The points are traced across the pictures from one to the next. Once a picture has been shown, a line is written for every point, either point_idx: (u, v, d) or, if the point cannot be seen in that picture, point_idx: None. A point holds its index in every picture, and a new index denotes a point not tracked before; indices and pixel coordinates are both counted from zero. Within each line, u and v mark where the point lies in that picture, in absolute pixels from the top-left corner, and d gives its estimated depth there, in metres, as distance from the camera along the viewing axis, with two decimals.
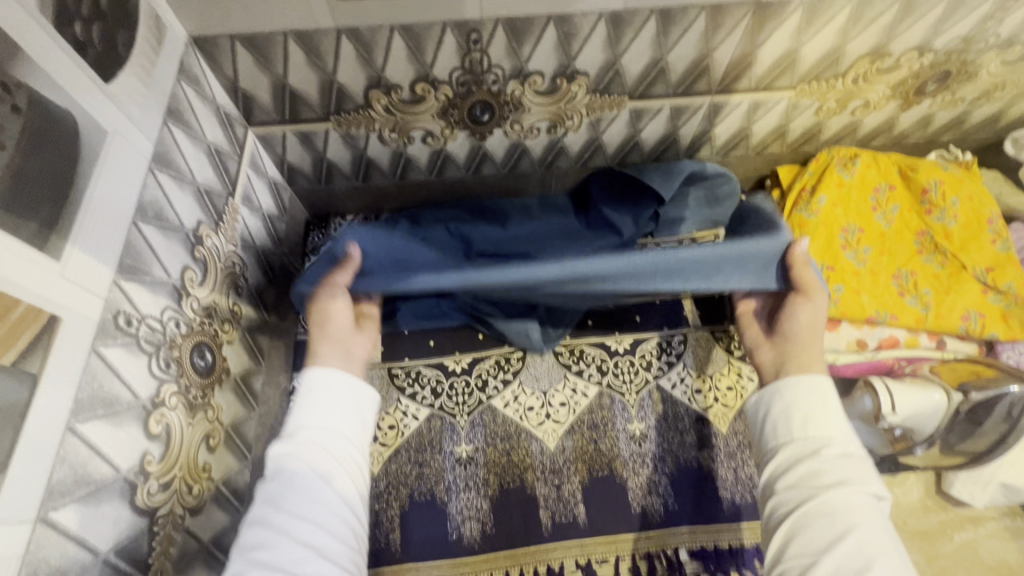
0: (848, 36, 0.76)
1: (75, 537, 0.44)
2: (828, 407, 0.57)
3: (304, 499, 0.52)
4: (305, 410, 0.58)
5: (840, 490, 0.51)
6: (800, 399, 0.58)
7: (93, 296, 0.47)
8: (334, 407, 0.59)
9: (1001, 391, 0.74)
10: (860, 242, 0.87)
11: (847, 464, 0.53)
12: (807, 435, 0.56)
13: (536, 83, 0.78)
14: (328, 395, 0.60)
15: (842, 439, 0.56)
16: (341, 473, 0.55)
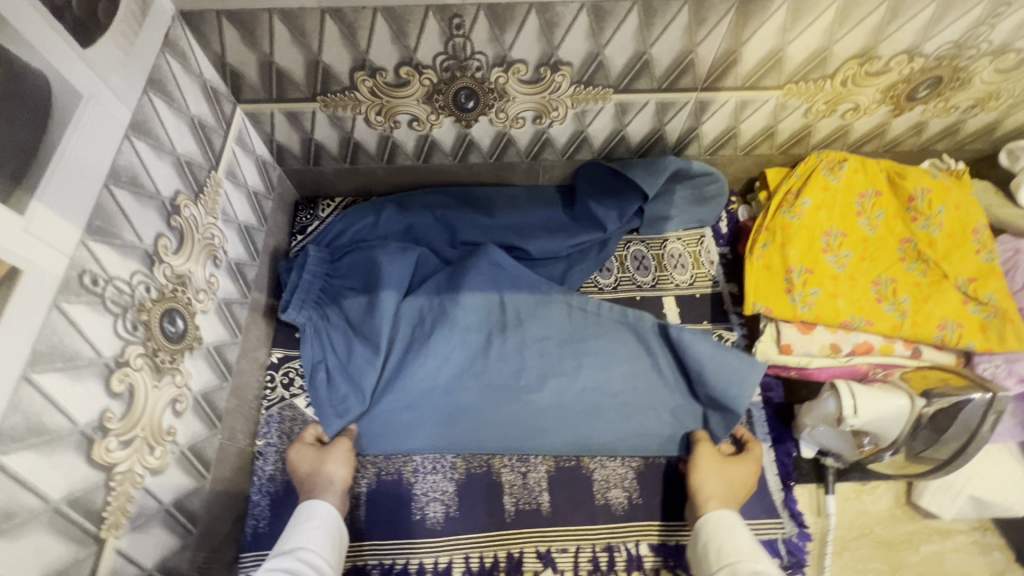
0: (835, 37, 0.75)
1: (26, 482, 0.46)
2: (737, 536, 0.69)
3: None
4: (287, 542, 0.71)
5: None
6: (716, 537, 0.70)
7: (57, 253, 0.49)
8: (312, 533, 0.72)
9: (963, 398, 0.72)
10: (842, 247, 0.86)
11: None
12: (728, 563, 0.67)
13: (520, 71, 0.79)
14: (308, 524, 0.73)
15: (756, 560, 0.66)
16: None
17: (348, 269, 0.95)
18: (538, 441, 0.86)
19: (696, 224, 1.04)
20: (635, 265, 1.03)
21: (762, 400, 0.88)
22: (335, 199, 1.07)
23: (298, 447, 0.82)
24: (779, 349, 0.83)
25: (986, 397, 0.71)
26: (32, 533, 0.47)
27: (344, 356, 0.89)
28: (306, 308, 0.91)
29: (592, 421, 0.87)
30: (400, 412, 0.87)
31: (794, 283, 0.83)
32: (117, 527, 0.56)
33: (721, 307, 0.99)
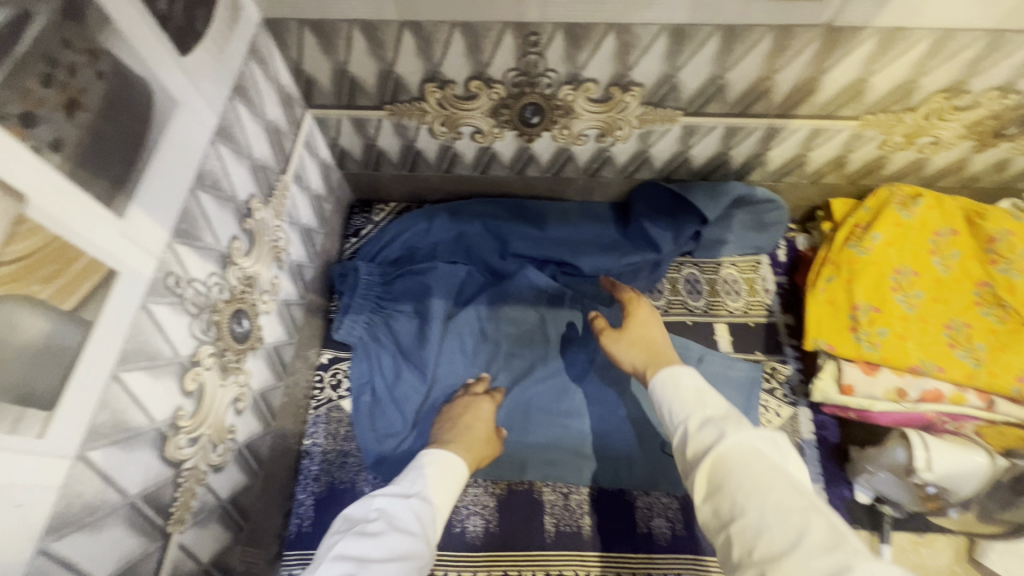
0: (924, 70, 0.72)
1: (107, 477, 0.47)
2: (681, 386, 0.64)
3: (394, 540, 0.61)
4: (417, 479, 0.70)
5: (719, 455, 0.55)
6: (664, 395, 0.65)
7: (147, 255, 0.50)
8: (440, 484, 0.71)
9: None
10: (913, 286, 0.82)
11: (710, 426, 0.58)
12: (681, 417, 0.61)
13: (590, 90, 0.78)
14: (440, 472, 0.72)
15: (703, 407, 0.61)
16: (427, 541, 0.64)
17: (399, 292, 0.96)
18: (576, 472, 0.86)
19: (752, 251, 1.01)
20: (687, 289, 1.01)
21: (816, 438, 0.86)
22: (389, 204, 1.08)
23: (485, 401, 0.85)
24: (840, 389, 0.80)
25: None
26: (111, 527, 0.48)
27: (391, 381, 0.91)
28: (358, 324, 0.92)
29: (631, 449, 0.87)
30: None
31: (859, 321, 0.80)
32: (181, 522, 0.58)
33: (775, 338, 0.96)
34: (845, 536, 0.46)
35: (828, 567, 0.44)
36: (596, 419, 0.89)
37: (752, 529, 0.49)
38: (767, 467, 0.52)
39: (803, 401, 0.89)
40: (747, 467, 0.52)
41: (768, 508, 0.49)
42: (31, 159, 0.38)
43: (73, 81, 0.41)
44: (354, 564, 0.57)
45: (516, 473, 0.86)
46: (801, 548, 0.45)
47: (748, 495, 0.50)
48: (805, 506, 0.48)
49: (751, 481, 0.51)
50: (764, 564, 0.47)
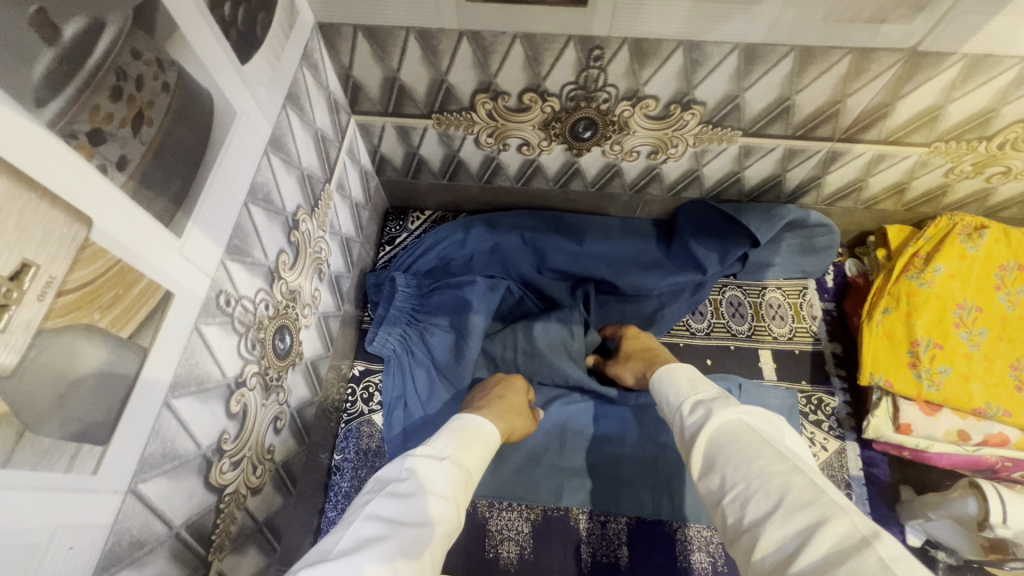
0: (1007, 98, 0.68)
1: (156, 509, 0.45)
2: (677, 377, 0.66)
3: (425, 504, 0.54)
4: (445, 442, 0.63)
5: (709, 432, 0.54)
6: (664, 387, 0.67)
7: (201, 274, 0.48)
8: (467, 448, 0.64)
9: None
10: (976, 323, 0.79)
11: (701, 408, 0.58)
12: (677, 404, 0.62)
13: (648, 106, 0.75)
14: (468, 437, 0.66)
15: (696, 393, 0.62)
16: (456, 507, 0.58)
17: (435, 305, 0.92)
18: (614, 500, 0.83)
19: (798, 275, 0.98)
20: (730, 312, 0.98)
21: (865, 475, 0.83)
22: (425, 212, 1.06)
23: (519, 380, 0.84)
24: (896, 428, 0.77)
25: None
26: (157, 560, 0.46)
27: (424, 397, 0.87)
28: (392, 337, 0.90)
29: (672, 481, 0.84)
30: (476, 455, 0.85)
31: (920, 358, 0.77)
32: (220, 549, 0.55)
33: (822, 368, 0.92)
34: (828, 493, 0.44)
35: (806, 522, 0.42)
36: (636, 446, 0.86)
37: (740, 498, 0.47)
38: (754, 437, 0.51)
39: (851, 435, 0.85)
40: (734, 439, 0.52)
41: (751, 474, 0.48)
42: (96, 180, 0.35)
43: (140, 95, 0.39)
44: (388, 526, 0.51)
45: (552, 498, 0.84)
46: (781, 506, 0.44)
47: (735, 467, 0.49)
48: (788, 469, 0.47)
49: (737, 452, 0.50)
50: (753, 529, 0.45)
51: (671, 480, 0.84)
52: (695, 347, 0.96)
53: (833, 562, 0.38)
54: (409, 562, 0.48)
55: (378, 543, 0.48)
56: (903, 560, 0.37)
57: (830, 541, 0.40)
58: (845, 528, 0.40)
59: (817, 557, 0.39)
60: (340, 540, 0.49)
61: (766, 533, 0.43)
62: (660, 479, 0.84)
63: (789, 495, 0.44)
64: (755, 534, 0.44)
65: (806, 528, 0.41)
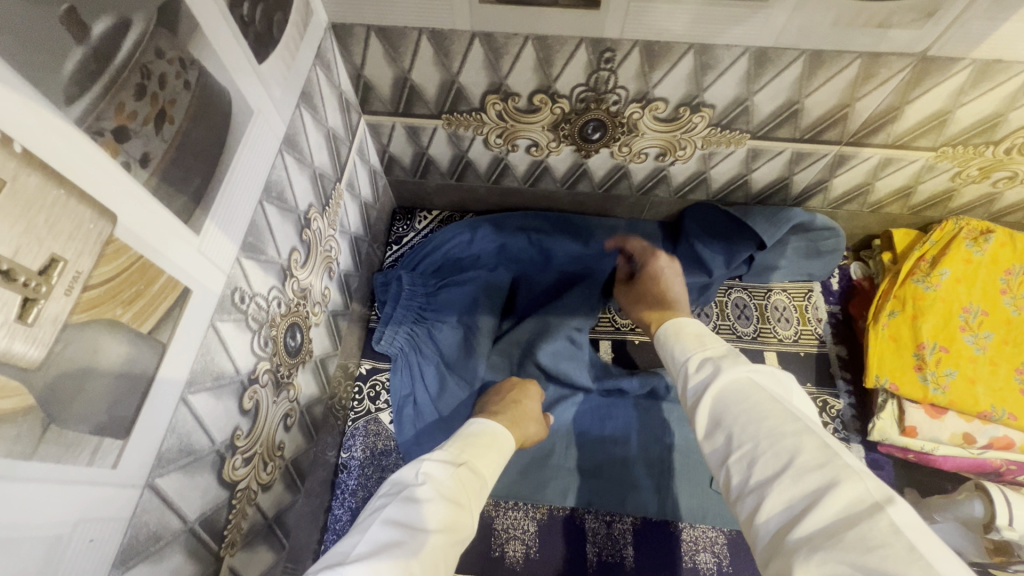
0: (1014, 104, 0.69)
1: (172, 503, 0.45)
2: (683, 332, 0.64)
3: (442, 511, 0.56)
4: (467, 447, 0.66)
5: (716, 390, 0.53)
6: (667, 344, 0.65)
7: (218, 271, 0.48)
8: (486, 455, 0.67)
9: None
10: (982, 326, 0.79)
11: (708, 365, 0.56)
12: (683, 358, 0.61)
13: (658, 108, 0.75)
14: (489, 445, 0.68)
15: (702, 347, 0.60)
16: (471, 516, 0.60)
17: (443, 302, 0.93)
18: (619, 500, 0.84)
19: (803, 277, 0.98)
20: (736, 314, 0.98)
21: None
22: (432, 212, 1.06)
23: (534, 385, 0.85)
24: (902, 430, 0.77)
25: None
26: (172, 554, 0.46)
27: (434, 394, 0.88)
28: (399, 335, 0.90)
29: (676, 482, 0.84)
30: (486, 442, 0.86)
31: (926, 360, 0.77)
32: (232, 544, 0.56)
33: (827, 370, 0.93)
34: (840, 455, 0.44)
35: (816, 485, 0.42)
36: (641, 446, 0.86)
37: (746, 459, 0.47)
38: (762, 396, 0.50)
39: (856, 437, 0.86)
40: (743, 399, 0.51)
41: (760, 435, 0.47)
42: (119, 176, 0.36)
43: (163, 93, 0.39)
44: (405, 531, 0.52)
45: (558, 497, 0.84)
46: (790, 468, 0.44)
47: (742, 427, 0.49)
48: (799, 430, 0.46)
49: (746, 412, 0.50)
50: (759, 490, 0.45)
51: (676, 480, 0.84)
52: None
53: (843, 527, 0.38)
54: (423, 568, 0.50)
55: (396, 548, 0.50)
56: (913, 528, 0.37)
57: (841, 504, 0.40)
58: (856, 492, 0.40)
59: (825, 520, 0.39)
60: (357, 543, 0.51)
61: (773, 494, 0.43)
62: (665, 479, 0.84)
63: (799, 457, 0.44)
64: (761, 496, 0.44)
65: (816, 490, 0.41)
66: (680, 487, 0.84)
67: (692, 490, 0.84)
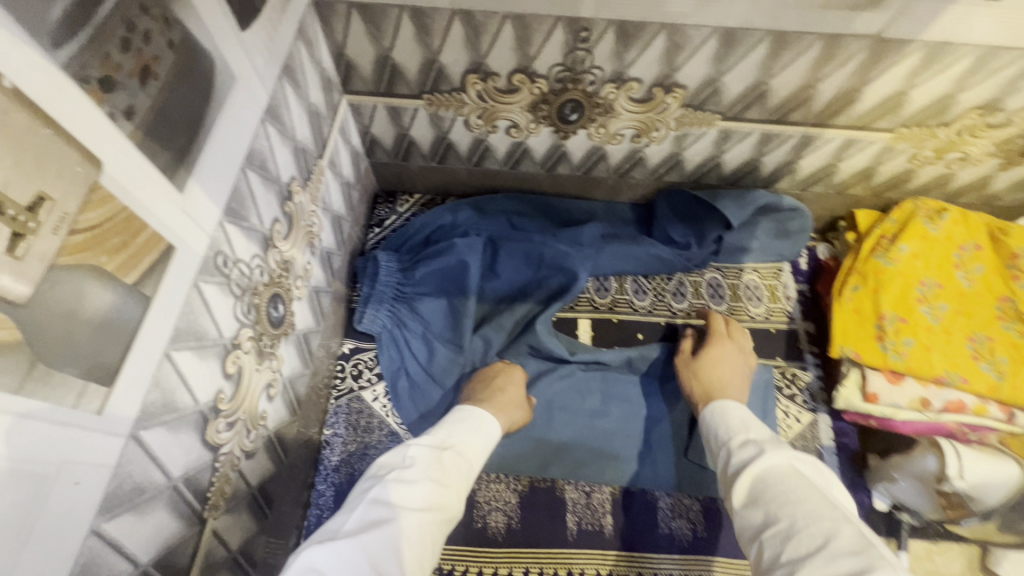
0: (963, 85, 0.73)
1: (155, 458, 0.45)
2: (729, 416, 0.71)
3: (428, 492, 0.61)
4: (458, 438, 0.69)
5: (758, 471, 0.60)
6: (713, 421, 0.73)
7: (201, 231, 0.49)
8: (471, 438, 0.71)
9: None
10: (937, 298, 0.84)
11: (750, 446, 0.64)
12: (726, 437, 0.68)
13: (632, 89, 0.78)
14: (474, 430, 0.72)
15: (744, 429, 0.68)
16: (456, 495, 0.64)
17: (421, 277, 0.94)
18: (599, 471, 0.86)
19: (774, 259, 1.02)
20: (710, 293, 1.01)
21: (836, 445, 0.88)
22: (413, 195, 1.07)
23: (519, 370, 0.87)
24: (864, 397, 0.81)
25: None
26: (157, 509, 0.46)
27: (425, 361, 0.91)
28: (381, 314, 0.92)
29: (653, 453, 0.87)
30: None
31: (885, 331, 0.81)
32: (215, 508, 0.56)
33: (796, 345, 0.97)
34: (874, 545, 0.50)
35: (849, 567, 0.48)
36: (619, 419, 0.90)
37: (784, 534, 0.53)
38: (802, 483, 0.57)
39: (823, 407, 0.90)
40: (782, 481, 0.58)
41: (798, 515, 0.54)
42: (106, 126, 0.37)
43: (147, 48, 0.40)
44: (393, 509, 0.57)
45: (540, 469, 0.86)
46: (826, 548, 0.50)
47: (780, 505, 0.56)
48: (836, 517, 0.53)
49: (785, 493, 0.57)
50: (791, 565, 0.51)
51: (654, 451, 0.88)
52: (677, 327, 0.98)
53: None
54: (410, 545, 0.56)
55: (383, 526, 0.55)
56: None
57: None
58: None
59: None
60: (346, 521, 0.56)
61: (805, 569, 0.49)
62: (643, 450, 0.88)
63: (834, 541, 0.50)
64: (793, 570, 0.50)
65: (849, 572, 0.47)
66: (657, 457, 0.87)
67: (670, 461, 0.87)
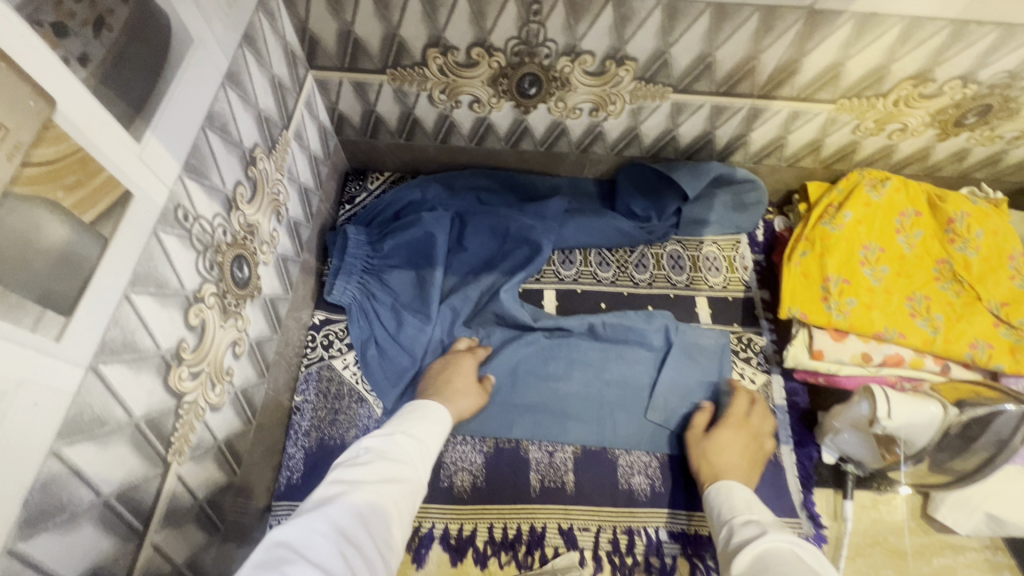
0: (894, 56, 0.78)
1: (115, 394, 0.48)
2: (734, 495, 0.72)
3: (383, 466, 0.63)
4: (411, 425, 0.72)
5: (758, 550, 0.59)
6: (717, 500, 0.73)
7: (160, 182, 0.52)
8: (423, 423, 0.73)
9: (996, 408, 0.77)
10: (879, 261, 0.89)
11: (754, 528, 0.63)
12: (728, 520, 0.68)
13: (586, 62, 0.82)
14: (423, 416, 0.74)
15: (748, 512, 0.68)
16: (415, 469, 0.66)
17: (390, 250, 0.97)
18: (562, 431, 0.90)
19: (732, 230, 1.06)
20: (671, 264, 1.04)
21: (787, 404, 0.92)
22: (384, 173, 1.10)
23: (469, 358, 0.88)
24: (811, 354, 0.85)
25: (1017, 409, 0.77)
26: (118, 444, 0.49)
27: (393, 329, 0.93)
28: (351, 286, 0.94)
29: (614, 414, 0.91)
30: None
31: (830, 291, 0.86)
32: (179, 454, 0.58)
33: (752, 312, 1.01)
34: None
35: None
36: (582, 383, 0.93)
37: None
38: (801, 564, 0.55)
39: (777, 368, 0.95)
40: (782, 561, 0.56)
41: None
42: (59, 68, 0.39)
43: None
44: (349, 485, 0.60)
45: (505, 431, 0.89)
46: None
47: None
48: None
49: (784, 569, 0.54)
50: None
51: (615, 413, 0.91)
52: (639, 296, 1.02)
53: None
54: (373, 509, 0.58)
55: (344, 500, 0.58)
56: None
57: None
58: None
59: None
60: (308, 502, 0.58)
61: None
62: (604, 412, 0.91)
63: None
64: None
65: None
66: (617, 418, 0.91)
67: (629, 421, 0.91)
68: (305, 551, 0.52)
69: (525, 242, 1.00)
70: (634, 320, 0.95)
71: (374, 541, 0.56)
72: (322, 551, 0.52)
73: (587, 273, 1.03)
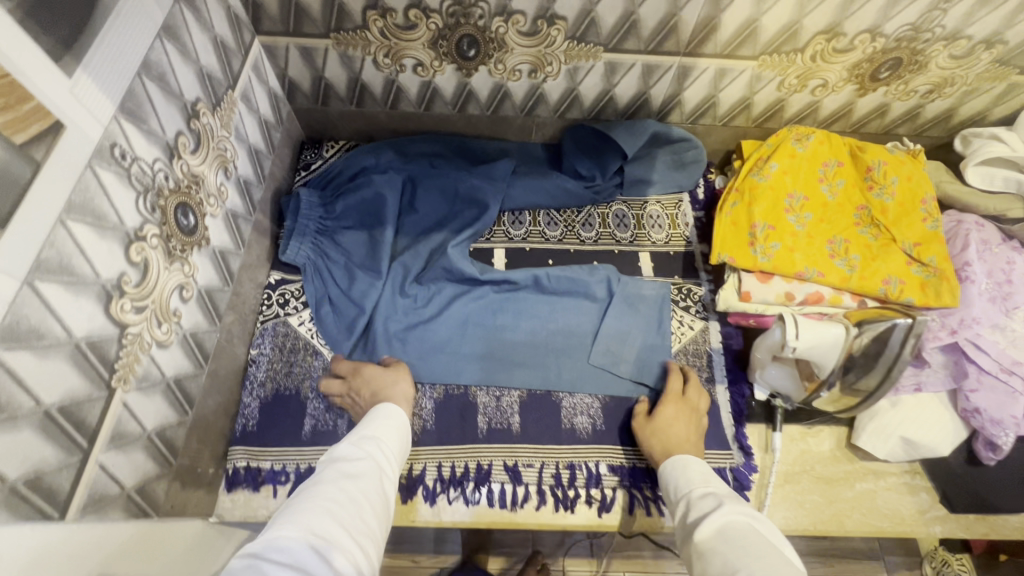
0: (804, 11, 0.83)
1: (53, 311, 0.52)
2: (691, 469, 0.73)
3: (346, 465, 0.64)
4: (369, 428, 0.72)
5: (718, 522, 0.61)
6: (674, 472, 0.74)
7: (94, 119, 0.55)
8: (384, 423, 0.74)
9: (889, 324, 0.77)
10: (803, 209, 0.94)
11: (711, 499, 0.65)
12: (688, 491, 0.70)
13: (518, 22, 0.86)
14: (383, 418, 0.75)
15: (705, 484, 0.70)
16: (380, 464, 0.67)
17: (342, 211, 1.01)
18: (508, 377, 0.94)
19: (674, 190, 1.11)
20: (616, 223, 1.09)
21: (722, 346, 0.97)
22: (338, 141, 1.13)
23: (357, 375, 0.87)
24: (739, 296, 0.91)
25: (907, 321, 0.75)
26: (56, 358, 0.52)
27: (345, 286, 0.97)
28: (304, 246, 0.98)
29: (559, 360, 0.96)
30: (396, 324, 0.96)
31: (756, 237, 0.91)
32: (125, 382, 0.62)
33: (692, 264, 1.06)
34: None
35: None
36: (528, 332, 0.97)
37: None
38: (758, 536, 0.57)
39: (713, 315, 1.00)
40: (740, 533, 0.58)
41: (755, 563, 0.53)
42: None
43: None
44: (314, 487, 0.60)
45: (454, 378, 0.93)
46: None
47: (739, 555, 0.55)
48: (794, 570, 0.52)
49: (744, 544, 0.56)
50: None
51: (560, 360, 0.96)
52: (585, 253, 1.06)
53: None
54: (341, 502, 0.58)
55: (311, 500, 0.57)
56: None
57: None
58: None
59: None
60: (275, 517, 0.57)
61: None
62: (549, 359, 0.95)
63: None
64: None
65: None
66: (562, 364, 0.95)
67: (573, 366, 0.95)
68: (271, 555, 0.50)
69: (474, 202, 1.04)
70: (575, 274, 1.00)
71: (348, 531, 0.56)
72: (290, 553, 0.51)
73: (535, 232, 1.08)
